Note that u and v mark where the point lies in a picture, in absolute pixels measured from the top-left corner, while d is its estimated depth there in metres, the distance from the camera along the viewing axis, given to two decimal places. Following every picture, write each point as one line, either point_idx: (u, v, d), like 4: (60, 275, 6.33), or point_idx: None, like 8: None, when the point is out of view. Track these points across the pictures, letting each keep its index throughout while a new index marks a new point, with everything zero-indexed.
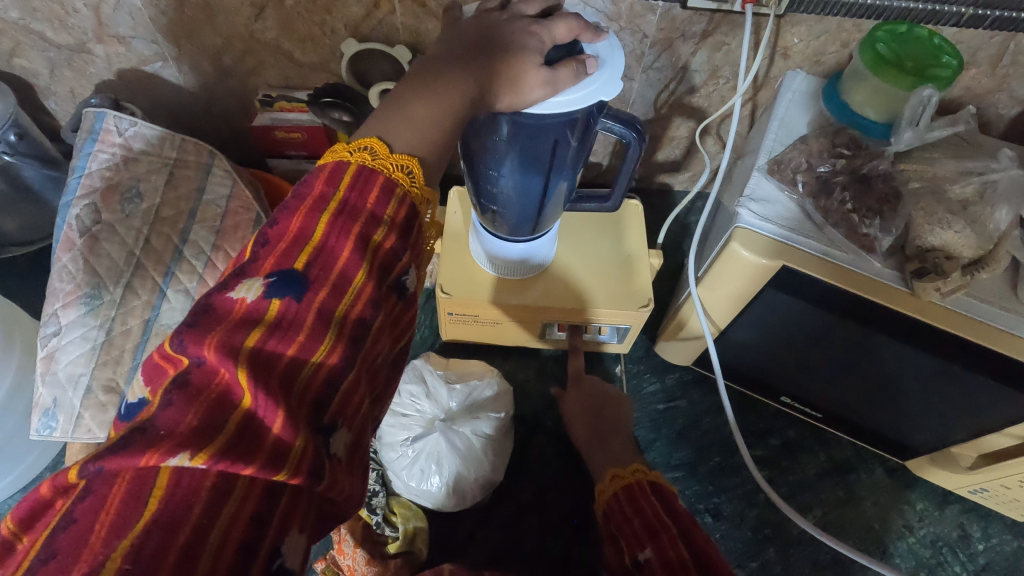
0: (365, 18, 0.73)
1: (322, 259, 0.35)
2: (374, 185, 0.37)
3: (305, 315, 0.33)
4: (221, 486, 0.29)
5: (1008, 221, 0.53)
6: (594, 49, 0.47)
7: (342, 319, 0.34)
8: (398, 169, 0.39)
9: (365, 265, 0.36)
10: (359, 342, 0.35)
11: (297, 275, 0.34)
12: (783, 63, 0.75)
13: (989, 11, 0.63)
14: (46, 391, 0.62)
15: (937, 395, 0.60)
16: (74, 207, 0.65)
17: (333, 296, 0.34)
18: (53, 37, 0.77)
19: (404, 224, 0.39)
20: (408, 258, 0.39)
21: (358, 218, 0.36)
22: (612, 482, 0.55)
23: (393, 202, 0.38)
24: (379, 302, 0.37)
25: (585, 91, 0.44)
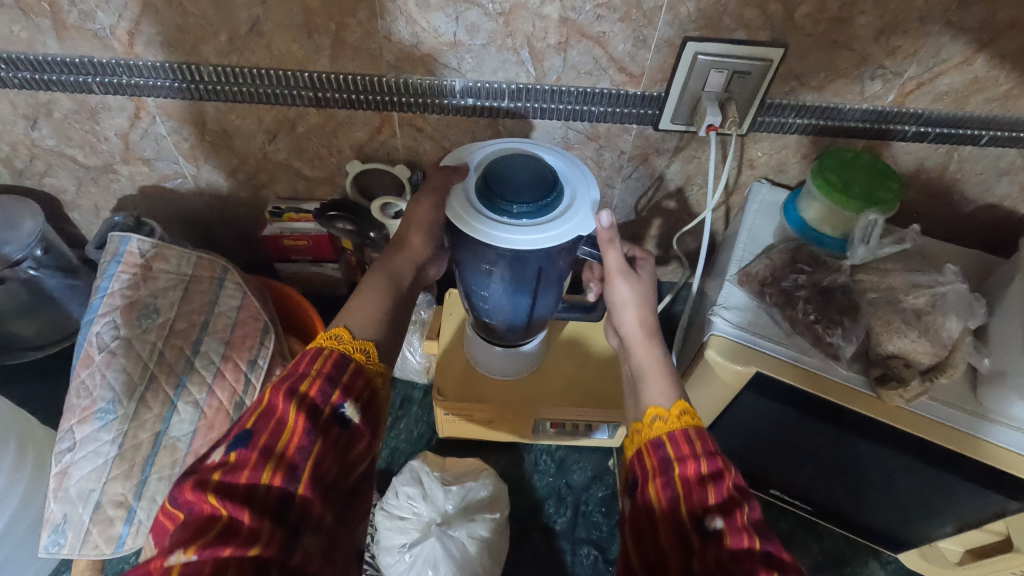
0: (368, 140, 0.81)
1: (267, 409, 0.42)
2: (309, 352, 0.45)
3: (254, 451, 0.39)
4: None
5: (959, 330, 0.57)
6: (572, 182, 0.53)
7: (286, 449, 0.40)
8: (331, 339, 0.47)
9: (301, 404, 0.42)
10: (307, 461, 0.40)
11: (247, 431, 0.40)
12: (750, 172, 0.83)
13: (931, 128, 0.74)
14: (56, 507, 0.60)
15: (917, 488, 0.62)
16: (96, 324, 0.66)
17: (276, 433, 0.40)
18: (84, 160, 0.84)
19: (337, 368, 0.45)
20: (346, 392, 0.44)
21: (295, 376, 0.44)
22: (650, 420, 0.49)
23: (322, 359, 0.45)
24: (322, 431, 0.42)
25: (565, 226, 0.51)
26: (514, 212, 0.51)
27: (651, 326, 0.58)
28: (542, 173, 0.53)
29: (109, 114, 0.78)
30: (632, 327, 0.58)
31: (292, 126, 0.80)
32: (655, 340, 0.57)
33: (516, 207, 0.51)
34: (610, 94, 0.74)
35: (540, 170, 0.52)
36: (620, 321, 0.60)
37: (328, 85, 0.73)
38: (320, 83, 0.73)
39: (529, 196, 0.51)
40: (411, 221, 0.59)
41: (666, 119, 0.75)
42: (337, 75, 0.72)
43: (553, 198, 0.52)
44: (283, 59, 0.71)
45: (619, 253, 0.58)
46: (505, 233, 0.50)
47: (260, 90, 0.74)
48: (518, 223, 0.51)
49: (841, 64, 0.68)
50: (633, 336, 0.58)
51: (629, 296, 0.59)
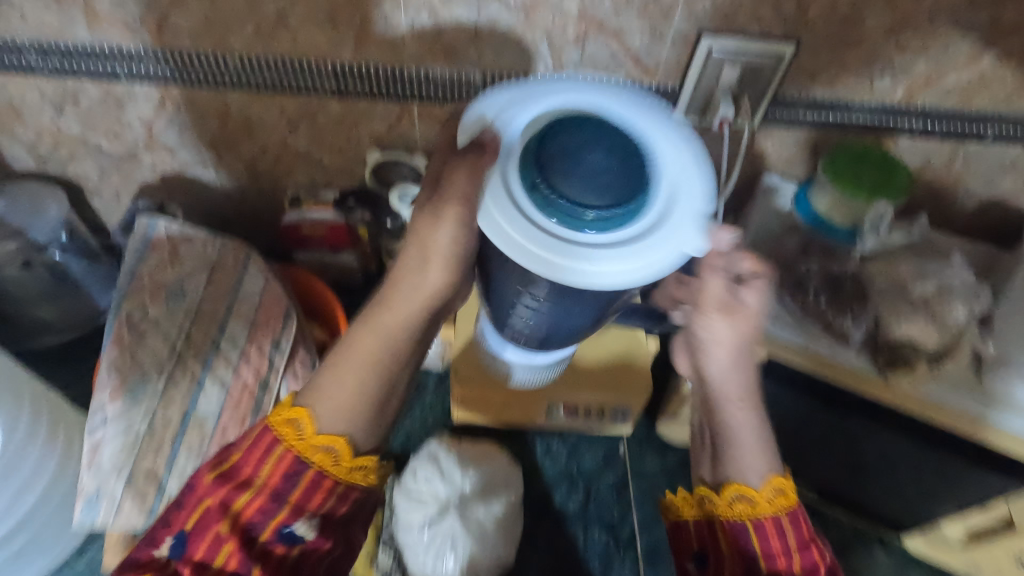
0: (388, 131, 0.83)
1: (223, 496, 0.47)
2: (262, 441, 0.48)
3: (201, 536, 0.46)
4: None
5: (964, 317, 0.59)
6: (654, 160, 0.46)
7: (229, 536, 0.46)
8: (288, 425, 0.48)
9: (248, 494, 0.47)
10: (258, 556, 0.47)
11: (186, 535, 0.46)
12: (760, 166, 0.85)
13: (937, 125, 0.76)
14: (90, 480, 0.62)
15: (923, 471, 0.64)
16: (123, 306, 0.67)
17: (223, 519, 0.46)
18: (107, 147, 0.86)
19: (289, 478, 0.48)
20: (293, 514, 0.47)
21: (246, 464, 0.48)
22: (771, 490, 0.53)
23: (276, 454, 0.48)
24: (265, 556, 0.47)
25: (656, 251, 0.44)
26: (588, 221, 0.44)
27: (750, 390, 0.55)
28: (626, 154, 0.45)
29: (135, 102, 0.80)
30: (723, 381, 0.55)
31: (313, 116, 0.81)
32: (749, 401, 0.55)
33: (584, 222, 0.44)
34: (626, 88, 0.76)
35: (622, 152, 0.44)
36: (708, 361, 0.55)
37: (350, 76, 0.75)
38: (343, 74, 0.75)
39: (602, 201, 0.43)
40: (430, 253, 0.50)
41: (680, 112, 0.77)
42: (360, 67, 0.74)
43: (630, 207, 0.44)
44: (307, 50, 0.73)
45: (723, 281, 0.51)
46: (558, 257, 0.44)
47: (284, 81, 0.76)
48: (580, 238, 0.44)
49: (851, 60, 0.70)
50: (724, 396, 0.55)
51: (723, 337, 0.53)
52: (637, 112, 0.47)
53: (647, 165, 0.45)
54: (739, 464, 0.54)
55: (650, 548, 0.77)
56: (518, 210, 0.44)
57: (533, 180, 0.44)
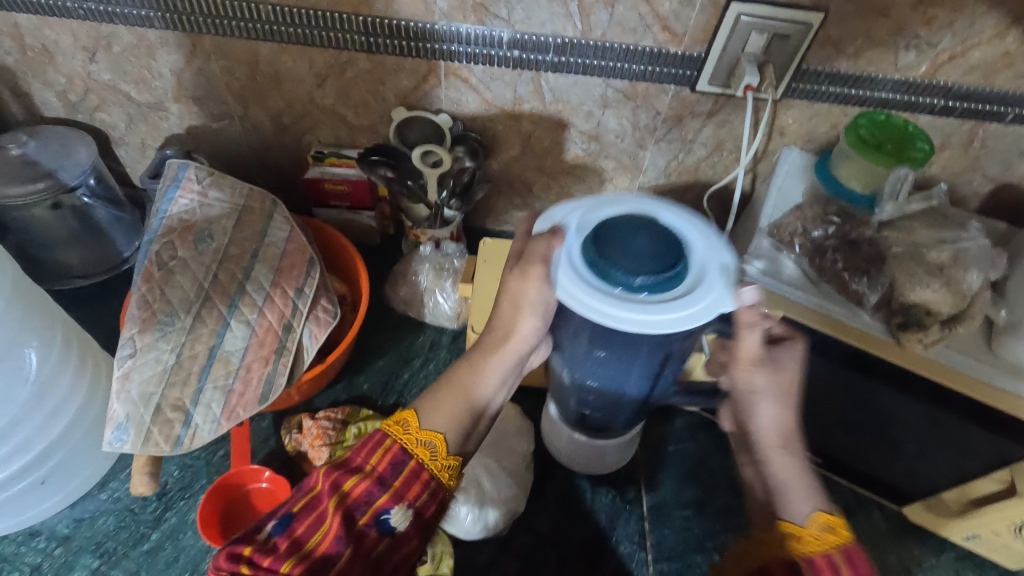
0: (413, 89, 0.84)
1: (333, 477, 0.48)
2: (370, 439, 0.50)
3: (310, 510, 0.47)
4: None
5: (978, 283, 0.60)
6: (696, 250, 0.51)
7: (335, 511, 0.47)
8: (394, 426, 0.51)
9: (354, 478, 0.48)
10: (355, 540, 0.47)
11: (292, 514, 0.47)
12: (780, 139, 0.85)
13: (958, 102, 0.76)
14: (118, 407, 0.64)
15: (931, 440, 0.65)
16: (155, 244, 0.69)
17: (331, 493, 0.47)
18: (136, 96, 0.87)
19: (395, 466, 0.49)
20: (394, 500, 0.49)
21: (356, 455, 0.50)
22: (818, 529, 0.50)
23: (386, 447, 0.50)
24: (364, 538, 0.47)
25: (703, 310, 0.48)
26: (637, 285, 0.49)
27: (788, 432, 0.55)
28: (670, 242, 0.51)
29: (165, 51, 0.81)
30: (769, 431, 0.55)
31: (341, 72, 0.82)
32: (791, 447, 0.55)
33: (635, 284, 0.49)
34: (651, 53, 0.76)
35: (663, 243, 0.50)
36: (757, 413, 0.56)
37: (380, 31, 0.76)
38: (373, 29, 0.76)
39: (648, 271, 0.49)
40: (521, 302, 0.55)
41: (704, 80, 0.78)
42: (390, 21, 0.75)
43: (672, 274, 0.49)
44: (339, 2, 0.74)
45: (759, 338, 0.54)
46: (619, 317, 0.48)
47: (315, 33, 0.77)
48: (636, 299, 0.49)
49: (878, 31, 0.71)
50: (767, 443, 0.55)
51: (765, 389, 0.56)
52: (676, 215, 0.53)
53: (684, 240, 0.52)
54: (789, 504, 0.52)
55: (655, 505, 0.78)
56: (577, 279, 0.49)
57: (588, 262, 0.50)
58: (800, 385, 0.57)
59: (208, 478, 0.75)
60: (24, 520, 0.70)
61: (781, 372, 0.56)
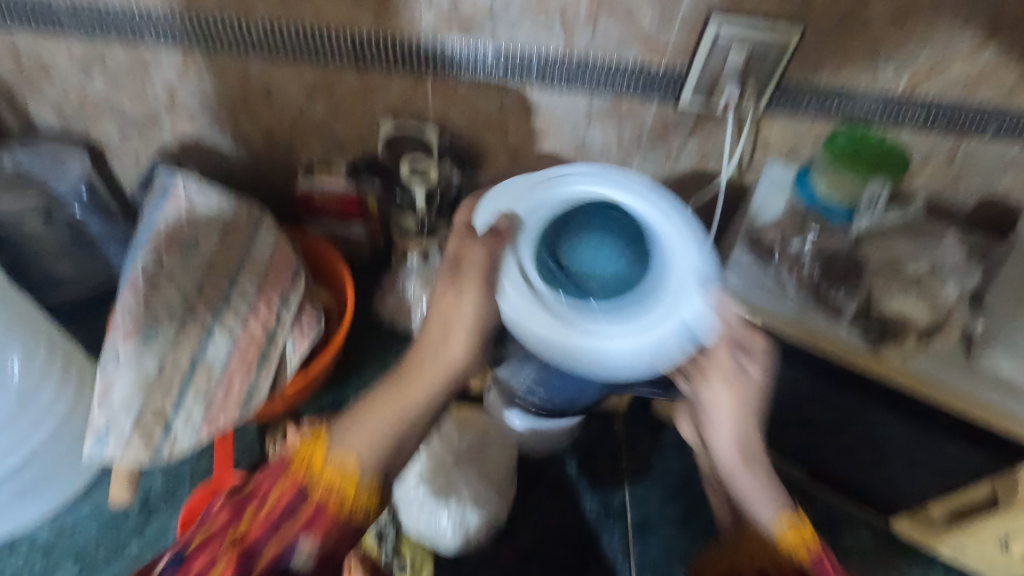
0: (401, 104, 0.85)
1: (233, 510, 0.54)
2: (270, 470, 0.56)
3: (209, 543, 0.52)
4: None
5: (955, 295, 0.60)
6: (661, 274, 0.58)
7: (232, 538, 0.52)
8: (289, 458, 0.55)
9: (250, 506, 0.53)
10: (244, 570, 0.51)
11: (192, 547, 0.52)
12: (764, 154, 0.86)
13: (938, 118, 0.77)
14: (100, 416, 0.64)
15: (914, 449, 0.66)
16: (141, 255, 0.70)
17: (227, 525, 0.53)
18: (129, 110, 0.89)
19: (288, 496, 0.53)
20: (291, 526, 0.52)
21: (255, 486, 0.55)
22: (784, 530, 0.54)
23: (282, 478, 0.54)
24: (259, 560, 0.52)
25: (667, 325, 0.56)
26: (595, 302, 0.58)
27: (751, 445, 0.57)
28: (634, 271, 0.59)
29: (158, 66, 0.82)
30: (733, 454, 0.58)
31: (330, 87, 0.84)
32: (753, 465, 0.57)
33: (592, 301, 0.58)
34: (634, 69, 0.78)
35: (629, 253, 0.59)
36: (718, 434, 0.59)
37: (368, 46, 0.78)
38: (361, 44, 0.78)
39: (603, 287, 0.59)
40: (452, 324, 0.58)
41: (686, 94, 0.79)
42: (378, 37, 0.77)
43: (646, 310, 0.57)
44: (328, 19, 0.75)
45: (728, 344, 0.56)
46: (572, 345, 0.57)
47: (305, 49, 0.79)
48: (598, 320, 0.57)
49: (855, 48, 0.72)
50: (731, 464, 0.58)
51: (733, 407, 0.57)
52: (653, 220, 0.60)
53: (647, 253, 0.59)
54: (754, 508, 0.56)
55: (638, 519, 0.78)
56: (535, 297, 0.57)
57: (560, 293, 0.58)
58: (762, 400, 0.57)
59: (190, 488, 0.75)
60: (4, 530, 0.70)
61: (743, 384, 0.57)
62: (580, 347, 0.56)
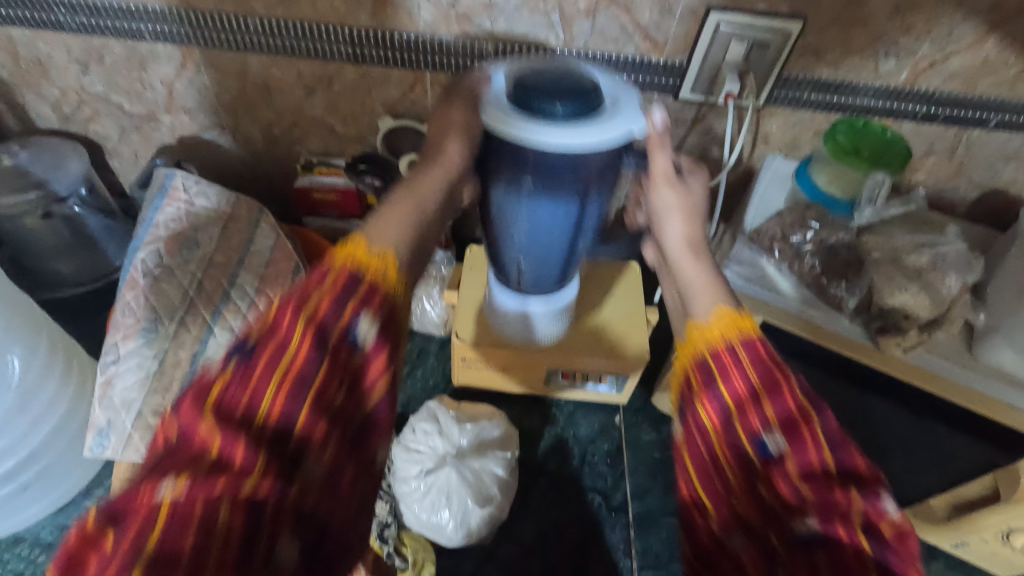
0: (400, 99, 0.85)
1: (271, 328, 0.38)
2: (319, 271, 0.40)
3: (254, 369, 0.36)
4: (180, 543, 0.31)
5: (957, 286, 0.60)
6: (610, 89, 0.51)
7: (296, 345, 0.37)
8: (343, 258, 0.41)
9: (306, 319, 0.38)
10: (329, 374, 0.37)
11: (250, 349, 0.37)
12: (764, 147, 0.86)
13: (940, 109, 0.76)
14: (101, 413, 0.64)
15: (917, 444, 0.65)
16: (141, 251, 0.70)
17: (277, 348, 0.37)
18: (128, 107, 0.89)
19: (351, 281, 0.40)
20: (358, 309, 0.39)
21: (303, 293, 0.39)
22: (717, 323, 0.44)
23: (335, 272, 0.40)
24: (331, 356, 0.38)
25: (614, 127, 0.48)
26: (556, 108, 0.48)
27: (697, 236, 0.54)
28: (585, 81, 0.51)
29: (157, 62, 0.82)
30: (678, 243, 0.54)
31: (329, 82, 0.84)
32: (702, 254, 0.52)
33: (555, 108, 0.48)
34: (633, 62, 0.77)
35: (577, 80, 0.51)
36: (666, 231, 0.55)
37: (366, 42, 0.78)
38: (359, 39, 0.77)
39: (565, 95, 0.49)
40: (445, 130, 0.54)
41: (686, 88, 0.79)
42: (376, 32, 0.76)
43: (592, 103, 0.49)
44: (326, 14, 0.75)
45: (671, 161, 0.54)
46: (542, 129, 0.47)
47: (302, 44, 0.78)
48: (556, 120, 0.48)
49: (855, 40, 0.72)
50: (677, 252, 0.53)
51: (674, 204, 0.55)
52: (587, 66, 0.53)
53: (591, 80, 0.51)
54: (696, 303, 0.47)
55: (641, 513, 0.78)
56: (498, 108, 0.49)
57: (510, 87, 0.51)
58: (705, 206, 0.56)
59: None
60: (7, 528, 0.70)
61: (692, 194, 0.56)
62: (532, 122, 0.48)
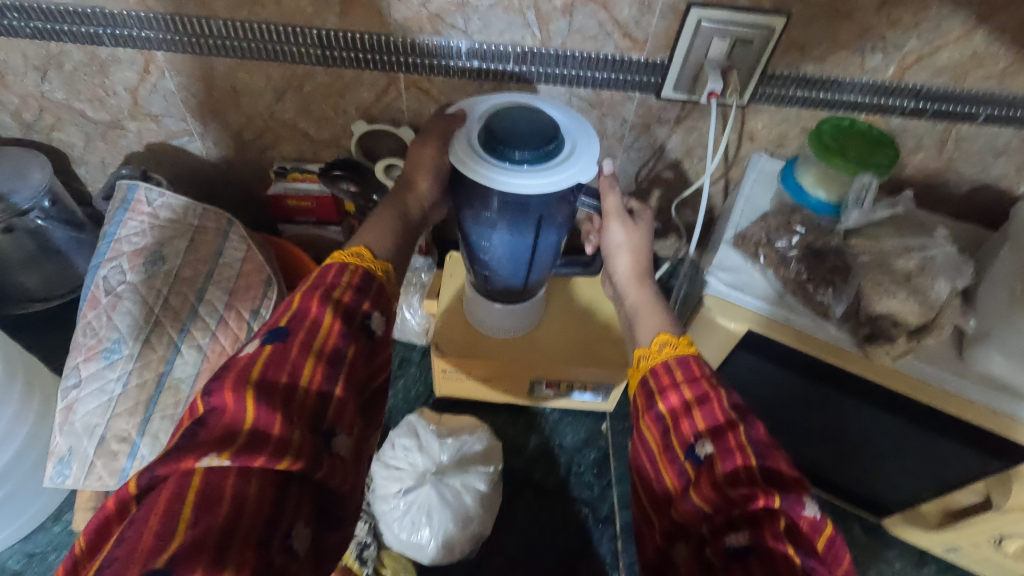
0: (374, 102, 0.82)
1: (297, 315, 0.43)
2: (332, 267, 0.47)
3: (289, 350, 0.42)
4: (239, 484, 0.36)
5: (946, 293, 0.57)
6: (571, 134, 0.55)
7: (328, 329, 0.44)
8: (351, 255, 0.49)
9: (330, 309, 0.44)
10: (338, 363, 0.43)
11: (281, 330, 0.42)
12: (750, 145, 0.84)
13: (928, 104, 0.74)
14: (62, 440, 0.62)
15: (905, 451, 0.64)
16: (103, 268, 0.68)
17: (309, 333, 0.43)
18: (92, 114, 0.85)
19: (365, 279, 0.48)
20: (374, 304, 0.48)
21: (321, 284, 0.46)
22: (659, 347, 0.49)
23: (354, 267, 0.48)
24: (350, 336, 0.45)
25: (567, 173, 0.53)
26: (517, 156, 0.52)
27: (643, 269, 0.60)
28: (549, 127, 0.54)
29: (119, 68, 0.79)
30: (626, 274, 0.60)
31: (299, 86, 0.81)
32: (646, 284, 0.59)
33: (517, 155, 0.53)
34: (613, 60, 0.75)
35: (543, 124, 0.54)
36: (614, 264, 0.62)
37: (336, 43, 0.74)
38: (328, 41, 0.74)
39: (528, 142, 0.53)
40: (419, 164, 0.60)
41: (668, 87, 0.76)
42: (345, 34, 0.73)
43: (550, 149, 0.53)
44: (293, 15, 0.72)
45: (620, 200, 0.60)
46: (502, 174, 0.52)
47: (269, 47, 0.75)
48: (517, 166, 0.52)
49: (841, 34, 0.69)
50: (625, 281, 0.60)
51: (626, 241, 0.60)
52: (554, 109, 0.57)
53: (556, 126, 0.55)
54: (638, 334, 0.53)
55: (629, 524, 0.76)
56: (468, 151, 0.53)
57: (482, 127, 0.55)
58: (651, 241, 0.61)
59: None
60: None
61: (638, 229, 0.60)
62: (494, 168, 0.52)
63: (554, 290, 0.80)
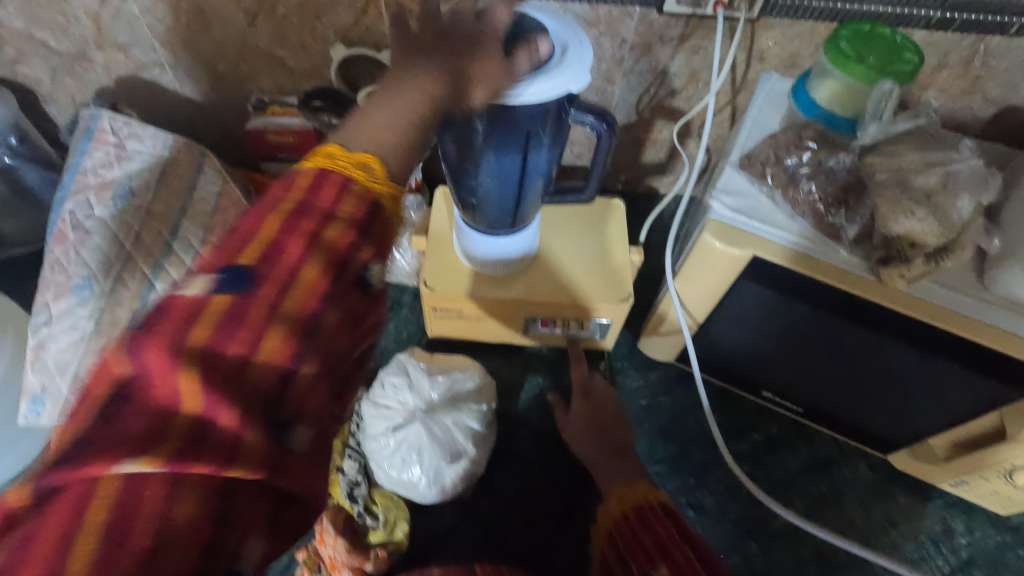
0: (353, 25, 0.76)
1: (269, 252, 0.36)
2: (327, 182, 0.39)
3: (248, 306, 0.34)
4: (161, 497, 0.29)
5: (969, 210, 0.53)
6: (562, 40, 0.48)
7: (304, 283, 0.36)
8: (357, 168, 0.40)
9: (310, 251, 0.36)
10: (309, 333, 0.35)
11: (241, 277, 0.34)
12: (759, 66, 0.78)
13: (955, 13, 0.67)
14: (35, 376, 0.62)
15: (918, 381, 0.61)
16: (69, 202, 0.65)
17: (275, 286, 0.35)
18: (55, 44, 0.80)
19: (358, 205, 0.39)
20: (365, 243, 0.39)
21: (305, 216, 0.38)
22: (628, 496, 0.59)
23: (350, 190, 0.40)
24: (333, 296, 0.37)
25: (556, 81, 0.46)
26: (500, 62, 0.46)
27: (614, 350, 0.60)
28: (536, 31, 0.48)
29: None
30: None
31: (272, 8, 0.74)
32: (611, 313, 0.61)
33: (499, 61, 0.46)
34: None
35: (528, 28, 0.48)
36: None
37: None
38: None
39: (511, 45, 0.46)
40: None
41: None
42: None
43: (542, 53, 0.47)
44: None
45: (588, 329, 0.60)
46: None
47: None
48: None
49: None
50: None
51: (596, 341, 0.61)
52: (542, 15, 0.50)
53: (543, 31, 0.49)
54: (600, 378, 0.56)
55: None
56: None
57: None
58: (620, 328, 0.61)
59: None
60: None
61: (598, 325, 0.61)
62: None
63: (549, 223, 0.77)
